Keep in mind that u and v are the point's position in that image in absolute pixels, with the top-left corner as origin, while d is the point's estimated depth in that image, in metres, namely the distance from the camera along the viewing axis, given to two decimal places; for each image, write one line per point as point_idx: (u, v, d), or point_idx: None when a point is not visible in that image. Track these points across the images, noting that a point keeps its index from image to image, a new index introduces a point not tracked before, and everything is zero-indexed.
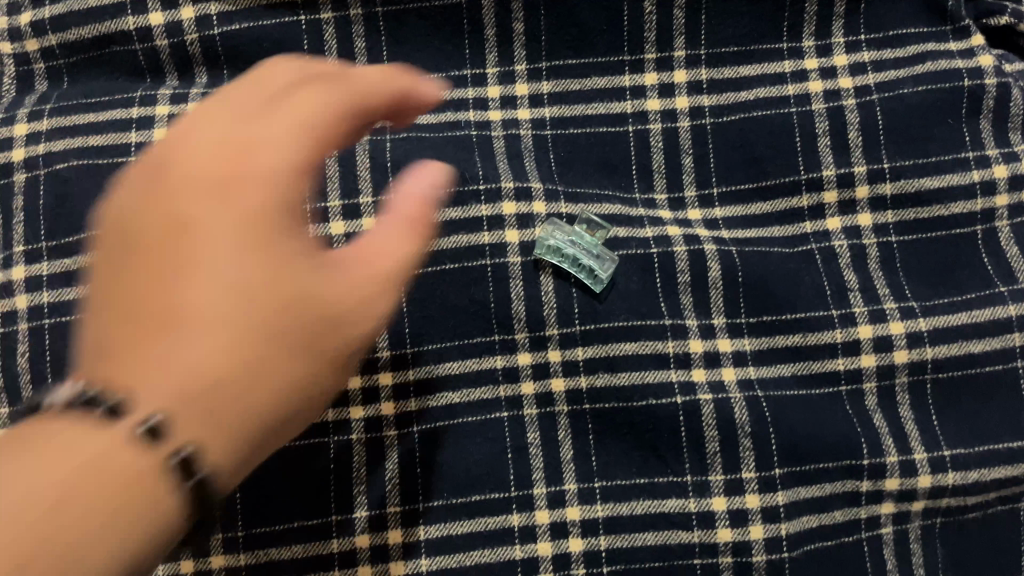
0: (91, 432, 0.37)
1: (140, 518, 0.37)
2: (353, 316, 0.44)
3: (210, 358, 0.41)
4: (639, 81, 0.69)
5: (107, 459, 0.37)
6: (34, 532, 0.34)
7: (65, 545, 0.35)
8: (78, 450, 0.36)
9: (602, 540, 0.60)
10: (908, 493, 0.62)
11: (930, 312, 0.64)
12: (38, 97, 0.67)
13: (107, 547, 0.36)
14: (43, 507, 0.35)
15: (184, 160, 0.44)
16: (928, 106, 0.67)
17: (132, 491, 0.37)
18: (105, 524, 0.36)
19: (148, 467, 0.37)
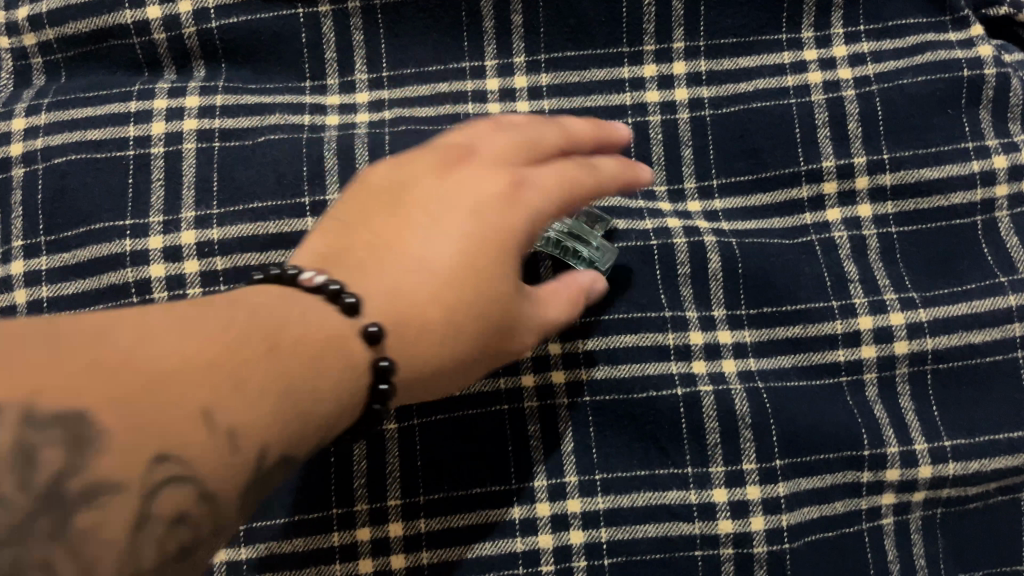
0: (320, 333, 0.43)
1: (319, 424, 0.42)
2: (510, 337, 0.52)
3: (419, 290, 0.48)
4: (638, 72, 0.69)
5: (333, 364, 0.43)
6: (261, 385, 0.39)
7: (271, 417, 0.39)
8: (306, 349, 0.42)
9: (603, 531, 0.60)
10: (909, 483, 0.62)
11: (930, 302, 0.64)
12: (36, 92, 0.67)
13: (289, 438, 0.40)
14: (265, 376, 0.39)
15: (496, 159, 0.53)
16: (928, 96, 0.67)
17: (325, 399, 0.42)
18: (302, 416, 0.41)
19: (344, 383, 0.43)
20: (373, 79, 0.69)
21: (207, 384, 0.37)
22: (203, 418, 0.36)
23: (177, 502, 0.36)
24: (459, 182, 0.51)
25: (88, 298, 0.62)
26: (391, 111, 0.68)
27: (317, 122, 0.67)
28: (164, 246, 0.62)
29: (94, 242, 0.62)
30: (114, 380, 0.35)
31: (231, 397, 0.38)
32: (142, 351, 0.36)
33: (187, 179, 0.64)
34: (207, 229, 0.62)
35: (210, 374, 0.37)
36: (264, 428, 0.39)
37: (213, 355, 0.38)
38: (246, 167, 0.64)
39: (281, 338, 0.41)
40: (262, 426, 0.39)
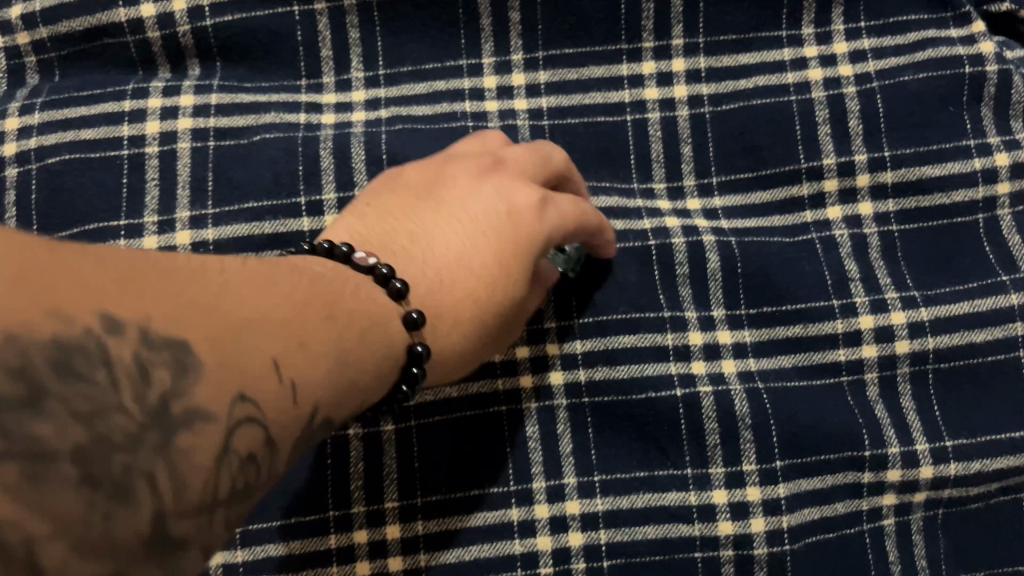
0: (367, 309, 0.44)
1: (359, 398, 0.42)
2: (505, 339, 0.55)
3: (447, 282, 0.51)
4: (637, 70, 0.68)
5: (378, 341, 0.43)
6: (323, 346, 0.39)
7: (329, 378, 0.39)
8: (357, 321, 0.42)
9: (602, 533, 0.59)
10: (911, 483, 0.61)
11: (932, 301, 0.63)
12: (29, 91, 0.67)
13: (338, 405, 0.40)
14: (325, 338, 0.39)
15: (516, 172, 0.56)
16: (929, 93, 0.66)
17: (369, 373, 0.43)
18: (350, 385, 0.41)
19: (384, 361, 0.44)
20: (370, 76, 0.68)
21: (279, 336, 0.36)
22: (278, 364, 0.35)
23: (258, 447, 0.34)
24: (490, 188, 0.54)
25: None
26: (388, 109, 0.67)
27: (313, 121, 0.66)
28: (159, 246, 0.62)
29: (88, 243, 0.62)
30: (207, 316, 0.34)
31: (298, 350, 0.37)
32: (223, 297, 0.35)
33: (183, 179, 0.63)
34: (202, 229, 0.62)
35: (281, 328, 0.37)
36: (325, 386, 0.38)
37: (282, 310, 0.37)
38: (242, 166, 0.63)
39: (337, 307, 0.41)
40: (323, 385, 0.38)
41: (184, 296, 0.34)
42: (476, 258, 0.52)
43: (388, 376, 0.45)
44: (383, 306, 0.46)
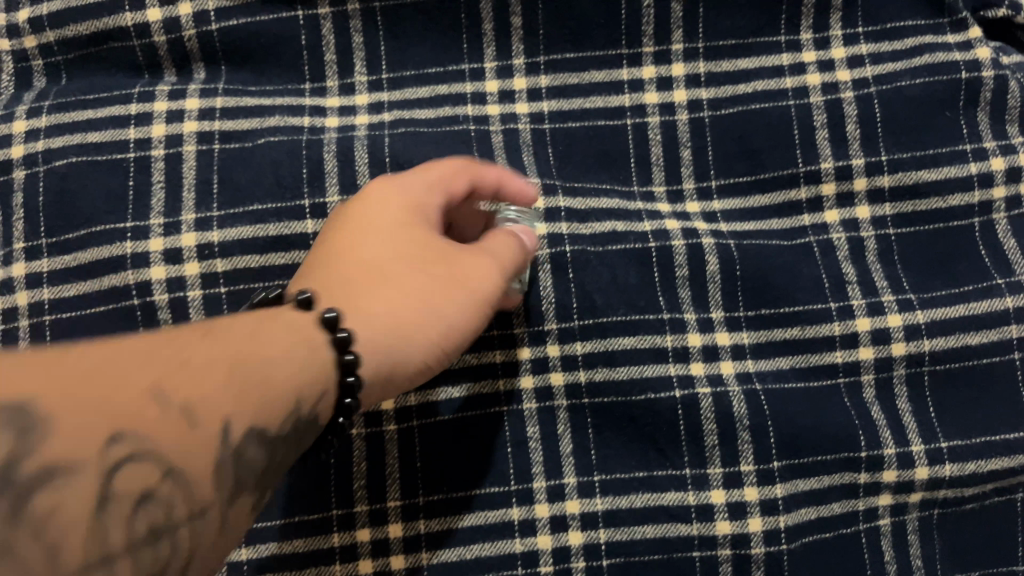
0: (284, 332, 0.43)
1: (295, 410, 0.42)
2: (461, 293, 0.54)
3: (356, 286, 0.53)
4: (637, 74, 0.69)
5: (296, 354, 0.43)
6: (222, 377, 0.38)
7: (245, 402, 0.39)
8: (261, 345, 0.41)
9: (601, 532, 0.60)
10: (906, 484, 0.62)
11: (927, 304, 0.64)
12: (37, 94, 0.67)
13: (267, 421, 0.40)
14: (229, 369, 0.39)
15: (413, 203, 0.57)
16: (926, 98, 0.67)
17: (299, 388, 0.42)
18: (271, 404, 0.40)
19: (314, 371, 0.44)
20: (373, 80, 0.69)
21: (168, 375, 0.36)
22: (172, 402, 0.36)
23: (172, 490, 0.35)
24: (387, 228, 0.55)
25: (89, 301, 0.62)
26: (391, 113, 0.68)
27: (317, 124, 0.67)
28: (164, 248, 0.62)
29: (95, 245, 0.62)
30: (75, 377, 0.34)
31: (194, 383, 0.37)
32: (100, 361, 0.35)
33: (188, 181, 0.64)
34: (207, 231, 0.63)
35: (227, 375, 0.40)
36: (236, 407, 0.38)
37: (170, 356, 0.37)
38: (246, 169, 0.64)
39: (238, 336, 0.41)
40: (232, 409, 0.38)
41: (56, 365, 0.34)
42: (378, 259, 0.54)
43: (326, 386, 0.44)
44: (295, 319, 0.45)
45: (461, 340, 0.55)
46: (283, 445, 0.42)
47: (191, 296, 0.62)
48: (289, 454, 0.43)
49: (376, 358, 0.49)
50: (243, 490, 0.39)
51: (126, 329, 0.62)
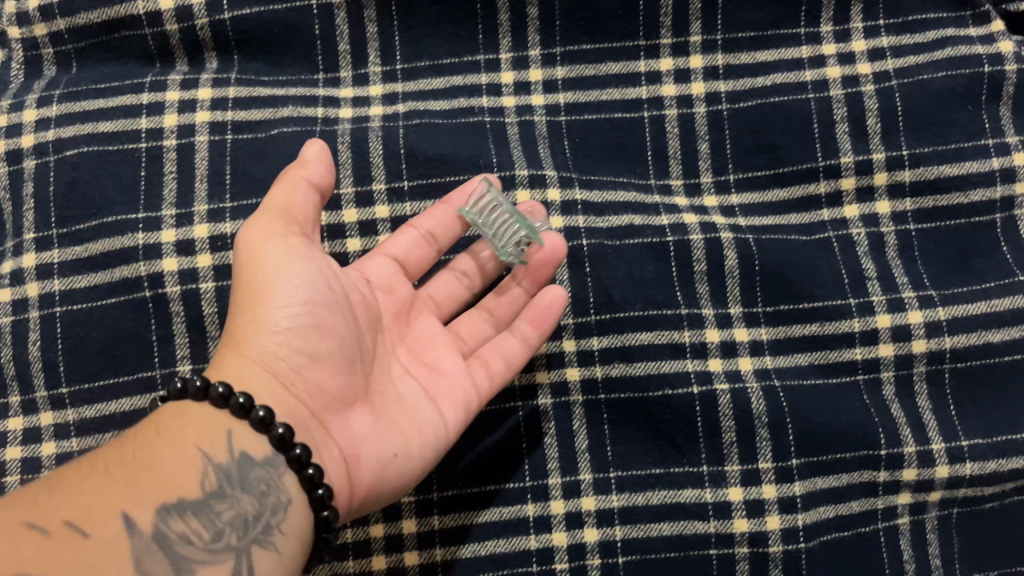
0: (166, 418, 0.48)
1: (208, 463, 0.46)
2: (273, 272, 0.51)
3: (222, 352, 0.51)
4: (655, 66, 0.68)
5: (203, 420, 0.48)
6: (94, 480, 0.44)
7: (134, 493, 0.44)
8: (166, 429, 0.47)
9: (617, 529, 0.59)
10: (926, 482, 0.61)
11: (948, 301, 0.63)
12: (47, 83, 0.66)
13: (178, 492, 0.45)
14: (125, 477, 0.44)
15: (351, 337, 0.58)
16: (948, 92, 0.66)
17: (196, 443, 0.47)
18: (173, 475, 0.45)
19: (209, 425, 0.48)
20: (387, 71, 0.68)
21: (38, 508, 0.42)
22: (51, 525, 0.42)
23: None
24: None
25: (100, 293, 0.61)
26: (405, 104, 0.67)
27: (330, 115, 0.66)
28: (177, 240, 0.62)
29: (107, 236, 0.62)
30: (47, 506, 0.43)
31: (73, 504, 0.43)
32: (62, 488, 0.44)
33: (200, 173, 0.63)
34: (220, 223, 0.62)
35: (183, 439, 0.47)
36: (123, 499, 0.43)
37: (50, 484, 0.44)
38: (259, 160, 0.64)
39: (140, 441, 0.47)
40: (125, 502, 0.43)
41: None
42: None
43: (227, 425, 0.48)
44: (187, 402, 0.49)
45: (291, 286, 0.51)
46: (224, 499, 0.45)
47: (203, 288, 0.61)
48: (247, 500, 0.46)
49: (257, 375, 0.50)
50: (187, 565, 0.43)
51: (137, 321, 0.61)
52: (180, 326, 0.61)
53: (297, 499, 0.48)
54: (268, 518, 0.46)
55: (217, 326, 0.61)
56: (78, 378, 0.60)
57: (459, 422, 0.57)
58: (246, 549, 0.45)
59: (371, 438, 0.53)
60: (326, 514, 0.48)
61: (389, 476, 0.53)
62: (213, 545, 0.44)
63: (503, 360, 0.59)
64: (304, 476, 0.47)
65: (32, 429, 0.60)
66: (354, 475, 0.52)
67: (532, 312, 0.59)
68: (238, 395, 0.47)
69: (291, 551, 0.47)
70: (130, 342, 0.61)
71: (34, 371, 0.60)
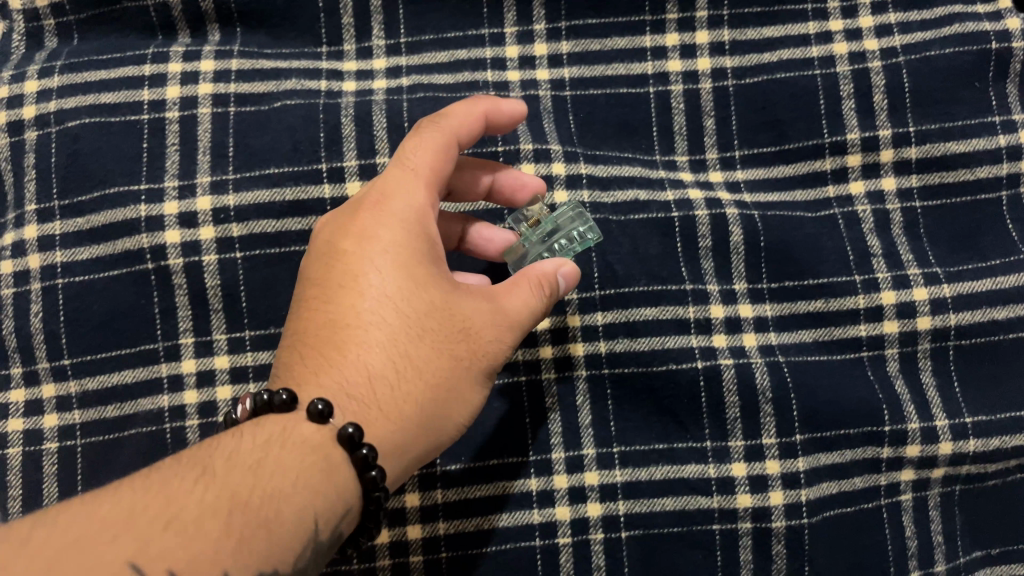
0: (297, 452, 0.45)
1: (315, 538, 0.44)
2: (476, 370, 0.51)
3: (368, 401, 0.48)
4: (660, 41, 0.68)
5: (332, 482, 0.45)
6: (212, 526, 0.40)
7: (245, 555, 0.40)
8: (288, 481, 0.43)
9: (620, 504, 0.59)
10: (929, 460, 0.61)
11: (954, 278, 0.63)
12: (48, 54, 0.66)
13: (278, 565, 0.42)
14: (241, 531, 0.41)
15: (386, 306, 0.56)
16: (955, 68, 0.66)
17: (314, 512, 0.44)
18: (284, 544, 0.42)
19: (337, 492, 0.45)
20: (391, 45, 0.68)
21: (146, 544, 0.38)
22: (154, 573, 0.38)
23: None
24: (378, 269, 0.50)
25: (102, 265, 0.61)
26: (409, 77, 0.67)
27: (334, 88, 0.66)
28: (179, 212, 0.61)
29: (109, 207, 0.61)
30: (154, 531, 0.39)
31: (181, 547, 0.39)
32: (171, 520, 0.40)
33: (203, 145, 0.63)
34: (223, 195, 0.62)
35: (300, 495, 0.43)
36: (234, 558, 0.40)
37: (156, 509, 0.40)
38: (262, 133, 0.63)
39: (264, 482, 0.43)
40: (231, 564, 0.40)
41: (86, 556, 0.37)
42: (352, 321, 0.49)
43: (349, 501, 0.45)
44: (301, 433, 0.45)
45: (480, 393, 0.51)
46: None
47: (206, 261, 0.61)
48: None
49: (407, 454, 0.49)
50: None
51: (139, 293, 0.61)
52: (183, 298, 0.61)
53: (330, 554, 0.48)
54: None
55: (220, 299, 0.61)
56: (80, 350, 0.60)
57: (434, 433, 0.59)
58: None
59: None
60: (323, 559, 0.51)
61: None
62: None
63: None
64: None
65: (34, 401, 0.60)
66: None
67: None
68: (319, 402, 0.45)
69: None
70: (132, 315, 0.60)
71: (36, 343, 0.60)
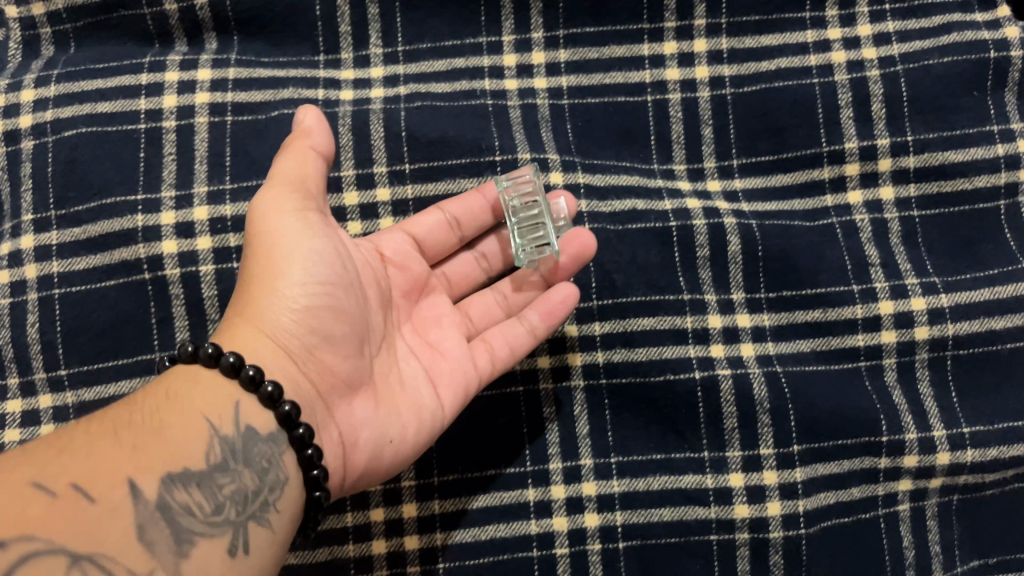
0: (184, 382, 0.47)
1: (215, 435, 0.45)
2: (288, 243, 0.51)
3: (231, 319, 0.51)
4: (658, 49, 0.67)
5: (212, 389, 0.47)
6: (105, 444, 0.43)
7: (143, 459, 0.43)
8: (180, 399, 0.46)
9: (617, 515, 0.59)
10: (927, 470, 0.61)
11: (951, 287, 0.63)
12: (44, 63, 0.66)
13: (184, 462, 0.44)
14: (134, 443, 0.43)
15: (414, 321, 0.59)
16: (953, 77, 0.65)
17: (205, 414, 0.46)
18: (182, 444, 0.44)
19: (219, 395, 0.47)
20: (388, 53, 0.68)
21: (45, 468, 0.41)
22: (57, 486, 0.40)
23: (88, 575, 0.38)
24: None
25: (99, 274, 0.61)
26: (407, 86, 0.67)
27: (331, 97, 0.66)
28: (176, 222, 0.61)
29: (106, 217, 0.61)
30: (52, 460, 0.41)
31: (79, 464, 0.41)
32: (67, 451, 0.42)
33: (200, 154, 0.63)
34: (220, 206, 0.62)
35: (191, 407, 0.46)
36: (133, 463, 0.42)
37: (50, 445, 0.42)
38: (260, 143, 0.63)
39: (148, 406, 0.46)
40: (133, 467, 0.42)
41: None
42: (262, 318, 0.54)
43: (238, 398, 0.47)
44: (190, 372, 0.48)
45: (307, 261, 0.51)
46: (228, 473, 0.45)
47: (203, 271, 0.61)
48: (248, 476, 0.46)
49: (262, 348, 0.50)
50: (189, 536, 0.42)
51: (136, 303, 0.60)
52: (180, 308, 0.61)
53: (293, 478, 0.48)
54: (267, 496, 0.46)
55: (217, 309, 0.61)
56: (76, 360, 0.60)
57: (458, 404, 0.56)
58: (243, 525, 0.44)
59: (369, 424, 0.53)
60: (317, 495, 0.49)
61: (383, 460, 0.53)
62: (214, 518, 0.43)
63: (508, 347, 0.58)
64: (303, 455, 0.48)
65: (31, 412, 0.60)
66: (349, 460, 0.52)
67: (545, 305, 0.59)
68: (250, 367, 0.47)
69: (283, 530, 0.47)
70: (129, 325, 0.60)
71: (33, 353, 0.60)
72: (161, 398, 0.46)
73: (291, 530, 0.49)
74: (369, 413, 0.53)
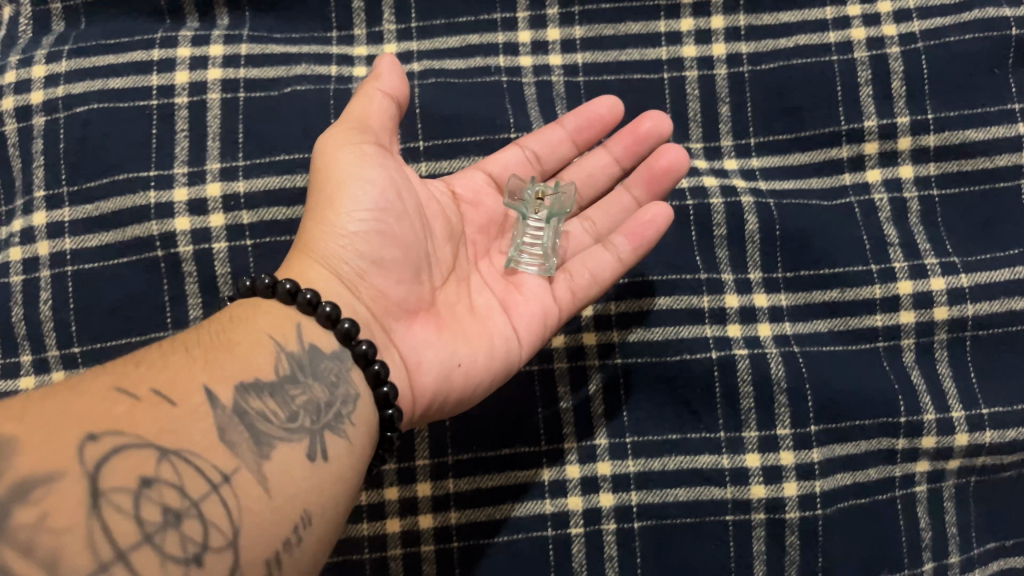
0: (245, 312, 0.47)
1: (281, 351, 0.44)
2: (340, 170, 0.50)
3: (289, 259, 0.51)
4: (675, 27, 0.67)
5: (273, 316, 0.46)
6: (177, 359, 0.42)
7: (214, 370, 0.41)
8: (242, 323, 0.45)
9: (633, 495, 0.59)
10: (945, 451, 0.60)
11: (971, 268, 0.62)
12: (56, 38, 0.65)
13: (255, 372, 0.42)
14: (206, 359, 0.42)
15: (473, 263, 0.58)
16: (974, 55, 0.65)
17: (269, 334, 0.45)
18: (251, 358, 0.43)
19: (279, 318, 0.46)
20: (402, 29, 0.67)
21: (126, 377, 0.39)
22: (140, 391, 0.39)
23: (176, 470, 0.36)
24: None
25: (112, 251, 0.60)
26: (420, 62, 0.66)
27: (344, 74, 0.65)
28: (189, 199, 0.61)
29: (118, 194, 0.61)
30: (128, 371, 0.40)
31: (154, 374, 0.40)
32: (139, 366, 0.41)
33: (212, 131, 0.62)
34: (233, 181, 0.61)
35: (256, 328, 0.45)
36: (207, 373, 0.41)
37: (127, 362, 0.41)
38: (273, 119, 0.63)
39: (215, 330, 0.45)
40: (208, 377, 0.41)
41: (74, 391, 0.38)
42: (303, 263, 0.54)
43: (300, 321, 0.47)
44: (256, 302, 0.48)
45: (357, 191, 0.50)
46: (298, 385, 0.43)
47: (216, 249, 0.60)
48: (318, 387, 0.44)
49: (324, 275, 0.49)
50: (268, 439, 0.40)
51: (150, 280, 0.60)
52: (192, 286, 0.60)
53: (364, 395, 0.46)
54: (339, 407, 0.44)
55: (229, 287, 0.60)
56: (88, 337, 0.59)
57: (532, 334, 0.55)
58: (320, 433, 0.43)
59: (438, 349, 0.51)
60: (390, 414, 0.47)
61: (452, 383, 0.51)
62: (290, 424, 0.42)
63: (587, 271, 0.57)
64: (371, 371, 0.46)
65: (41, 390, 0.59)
66: (416, 382, 0.50)
67: (632, 226, 0.57)
68: (307, 291, 0.46)
69: (360, 444, 0.45)
70: (141, 302, 0.60)
71: (44, 331, 0.59)
72: (226, 324, 0.45)
73: (366, 450, 0.46)
74: (434, 338, 0.52)
